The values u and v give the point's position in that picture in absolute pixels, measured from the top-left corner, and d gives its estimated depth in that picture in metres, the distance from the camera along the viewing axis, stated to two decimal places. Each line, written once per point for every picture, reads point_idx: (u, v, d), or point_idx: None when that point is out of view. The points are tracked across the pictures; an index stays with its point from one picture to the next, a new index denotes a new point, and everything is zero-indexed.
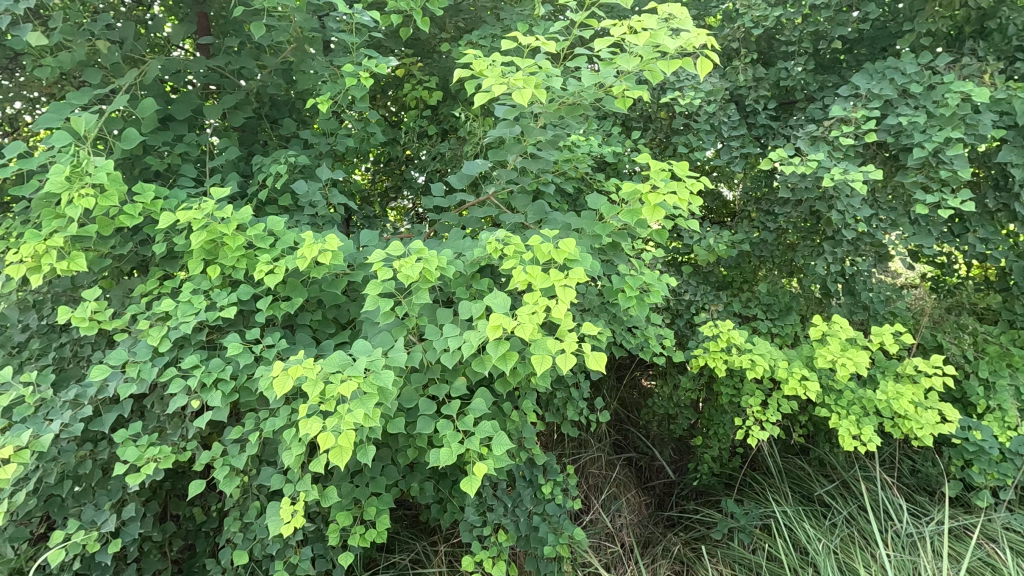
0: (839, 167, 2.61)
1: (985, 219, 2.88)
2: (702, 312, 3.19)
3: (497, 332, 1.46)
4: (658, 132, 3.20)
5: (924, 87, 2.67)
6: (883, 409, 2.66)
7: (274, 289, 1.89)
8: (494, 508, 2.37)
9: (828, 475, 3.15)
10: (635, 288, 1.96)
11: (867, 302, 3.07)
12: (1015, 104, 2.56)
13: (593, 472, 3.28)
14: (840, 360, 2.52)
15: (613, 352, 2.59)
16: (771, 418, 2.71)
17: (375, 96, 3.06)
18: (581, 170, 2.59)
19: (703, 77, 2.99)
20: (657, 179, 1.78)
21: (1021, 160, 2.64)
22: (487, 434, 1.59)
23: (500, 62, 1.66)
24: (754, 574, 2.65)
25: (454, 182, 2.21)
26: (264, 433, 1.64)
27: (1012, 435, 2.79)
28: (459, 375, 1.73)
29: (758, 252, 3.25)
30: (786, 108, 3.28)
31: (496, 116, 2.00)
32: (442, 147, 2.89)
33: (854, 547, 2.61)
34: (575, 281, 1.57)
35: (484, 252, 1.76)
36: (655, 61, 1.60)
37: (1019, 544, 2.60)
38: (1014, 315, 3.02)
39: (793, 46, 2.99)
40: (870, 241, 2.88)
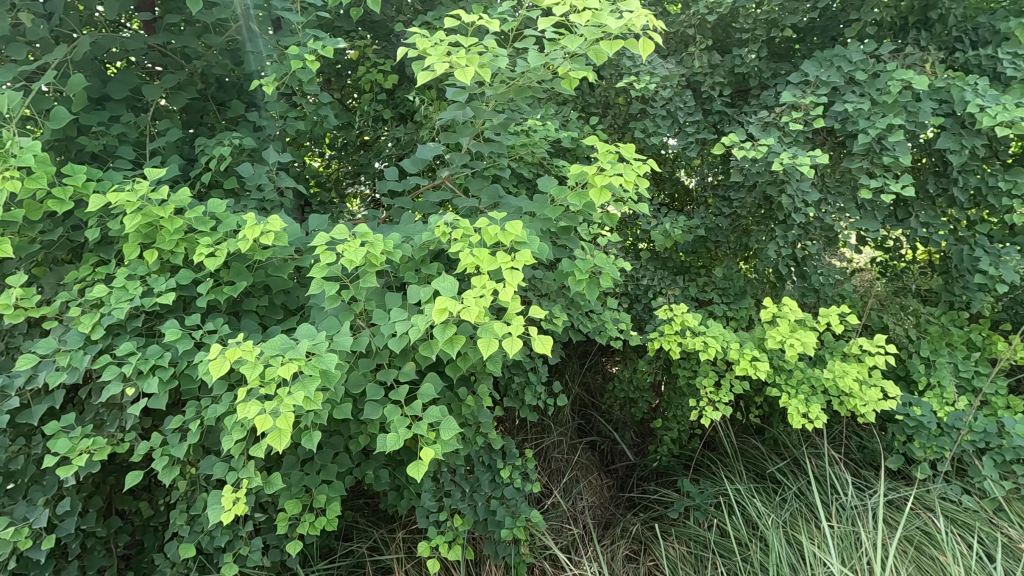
0: (788, 152, 2.67)
1: (925, 204, 3.01)
2: (659, 296, 3.25)
3: (442, 315, 1.45)
4: (616, 118, 3.24)
5: (869, 75, 2.76)
6: (829, 387, 2.75)
7: (217, 274, 1.83)
8: (451, 494, 2.39)
9: (781, 453, 3.25)
10: (586, 272, 1.97)
11: (817, 285, 3.17)
12: (953, 93, 2.68)
13: (555, 457, 3.35)
14: (789, 340, 2.59)
15: (570, 337, 2.63)
16: (724, 399, 2.78)
17: (330, 80, 2.98)
18: (538, 155, 2.59)
19: (659, 63, 3.02)
20: (604, 161, 1.78)
21: (958, 147, 2.75)
22: (435, 419, 1.58)
23: (444, 41, 1.61)
24: (706, 551, 2.72)
25: (407, 166, 2.20)
26: (206, 420, 1.60)
27: (948, 410, 2.93)
28: (409, 360, 1.72)
29: (713, 237, 3.30)
30: (741, 95, 3.33)
31: (448, 97, 1.97)
32: (398, 132, 2.82)
33: (801, 521, 2.70)
34: (522, 264, 1.57)
35: (432, 235, 1.75)
36: (597, 43, 1.58)
37: (953, 512, 2.72)
38: (952, 297, 3.15)
39: (747, 33, 3.05)
40: (819, 226, 2.97)
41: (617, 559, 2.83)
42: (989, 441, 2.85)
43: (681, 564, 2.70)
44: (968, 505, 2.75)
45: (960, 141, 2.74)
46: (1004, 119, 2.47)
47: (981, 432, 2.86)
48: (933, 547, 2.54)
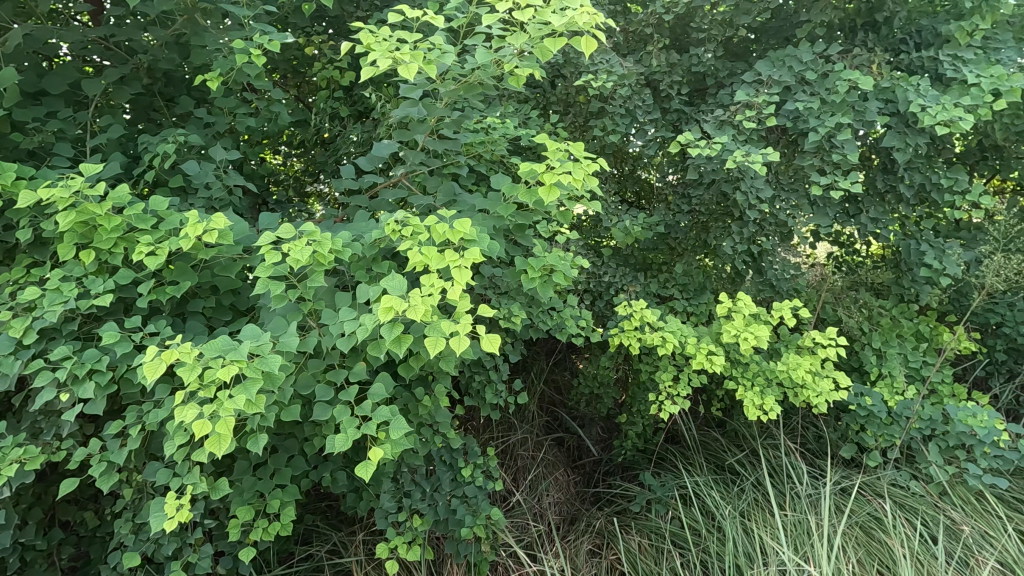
0: (742, 149, 2.72)
1: (874, 200, 3.11)
2: (621, 293, 3.29)
3: (388, 314, 1.44)
4: (577, 116, 3.26)
5: (818, 75, 2.84)
6: (784, 379, 2.82)
7: (160, 275, 1.78)
8: (411, 494, 2.39)
9: (740, 445, 3.32)
10: (539, 270, 2.01)
11: (773, 280, 3.26)
12: (897, 93, 2.77)
13: (520, 454, 3.39)
14: (743, 334, 2.65)
15: (530, 334, 2.64)
16: (682, 393, 2.82)
17: (286, 75, 2.92)
18: (497, 153, 2.58)
19: (618, 61, 3.05)
20: (554, 159, 1.78)
21: (903, 145, 2.84)
22: (385, 418, 1.57)
23: (389, 37, 1.60)
24: (666, 542, 2.77)
25: (363, 163, 2.19)
26: (147, 425, 1.56)
27: (898, 399, 3.03)
28: (360, 360, 1.70)
29: (673, 234, 3.35)
30: (699, 94, 3.38)
31: (400, 95, 1.95)
32: (356, 130, 2.76)
33: (756, 510, 2.76)
34: (470, 262, 1.56)
35: (382, 233, 1.73)
36: (542, 40, 1.60)
37: (901, 497, 2.79)
38: (902, 290, 3.28)
39: (703, 33, 3.10)
40: (774, 222, 3.04)
41: (579, 554, 2.85)
42: (934, 427, 2.97)
43: (641, 555, 2.73)
44: (915, 490, 2.83)
45: (905, 139, 2.83)
46: (944, 118, 2.57)
47: (928, 419, 2.97)
48: (882, 531, 2.60)
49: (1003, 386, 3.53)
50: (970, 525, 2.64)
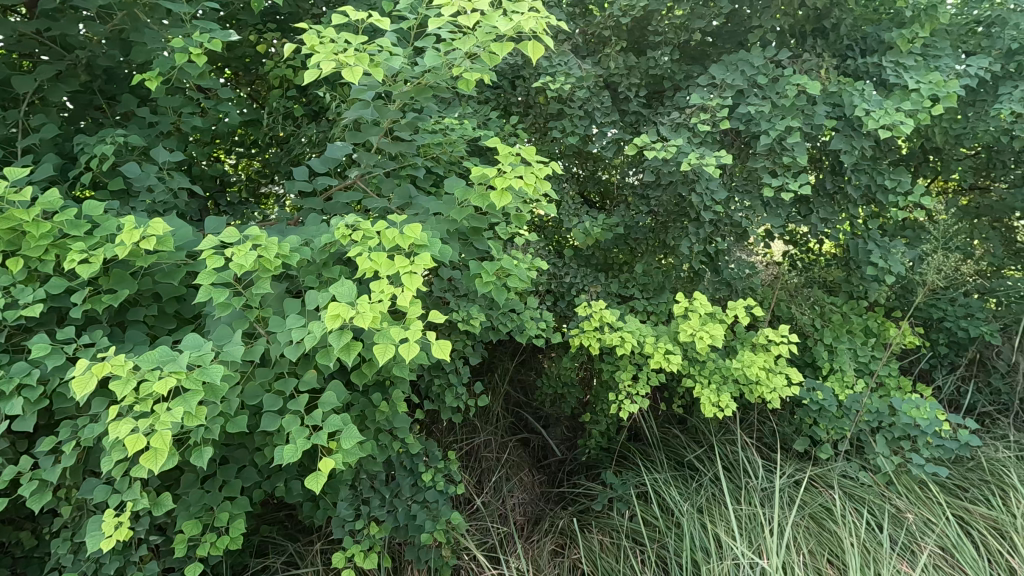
0: (696, 152, 2.77)
1: (825, 201, 3.21)
2: (582, 294, 3.31)
3: (335, 322, 1.41)
4: (537, 117, 3.29)
5: (769, 79, 2.91)
6: (739, 376, 2.89)
7: (96, 283, 1.70)
8: (370, 501, 2.36)
9: (699, 441, 3.38)
10: (493, 274, 2.00)
11: (729, 279, 3.33)
12: (844, 97, 2.86)
13: (485, 456, 3.41)
14: (699, 333, 2.70)
15: (490, 336, 2.63)
16: (641, 391, 2.86)
17: (237, 73, 2.84)
18: (454, 155, 2.56)
19: (576, 63, 3.07)
20: (505, 163, 1.78)
21: (849, 148, 2.94)
22: (336, 427, 1.55)
23: (334, 38, 1.57)
24: (627, 540, 2.80)
25: (316, 166, 2.14)
26: (81, 441, 1.49)
27: (848, 393, 3.13)
28: (310, 368, 1.66)
29: (632, 234, 3.40)
30: (656, 97, 3.43)
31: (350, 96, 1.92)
32: (309, 130, 2.70)
33: (713, 505, 2.81)
34: (421, 267, 1.55)
35: (332, 237, 1.69)
36: (490, 44, 1.61)
37: (850, 487, 2.87)
38: (851, 287, 3.40)
39: (660, 36, 3.14)
40: (729, 223, 3.11)
41: (542, 554, 2.87)
42: (882, 420, 3.07)
43: (602, 554, 2.76)
44: (864, 481, 2.92)
45: (851, 142, 2.93)
46: (886, 122, 2.66)
47: (875, 412, 3.08)
48: (832, 521, 2.68)
49: (946, 378, 3.64)
50: (913, 512, 2.71)
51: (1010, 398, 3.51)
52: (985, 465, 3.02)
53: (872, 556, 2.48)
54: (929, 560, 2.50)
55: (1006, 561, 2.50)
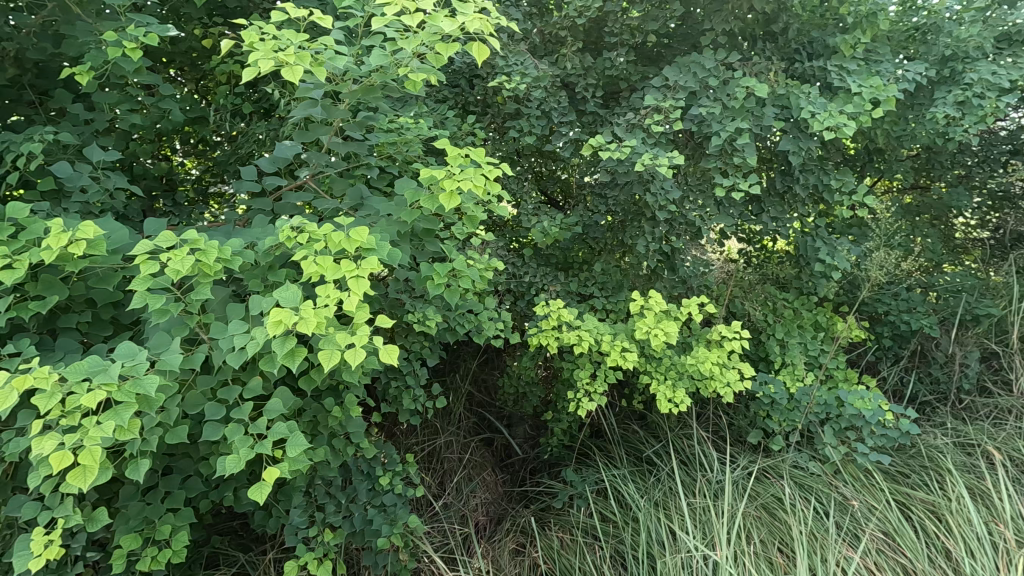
0: (650, 152, 2.81)
1: (775, 201, 3.30)
2: (542, 293, 3.32)
3: (278, 328, 1.37)
4: (494, 117, 3.30)
5: (720, 81, 2.97)
6: (693, 372, 2.95)
7: (23, 289, 1.61)
8: (325, 507, 2.33)
9: (658, 436, 3.44)
10: (444, 275, 2.02)
11: (685, 277, 3.39)
12: (791, 99, 2.94)
13: (447, 457, 3.41)
14: (653, 330, 2.75)
15: (447, 337, 2.61)
16: (599, 389, 2.89)
17: (182, 68, 2.74)
18: (409, 154, 2.53)
19: (532, 63, 3.06)
20: (454, 165, 1.82)
21: (796, 148, 3.02)
22: (282, 435, 1.51)
23: (274, 35, 1.55)
24: (585, 537, 2.84)
25: (264, 165, 2.09)
26: (6, 456, 1.42)
27: (798, 385, 3.24)
28: (255, 375, 1.62)
29: (591, 234, 3.43)
30: (613, 97, 3.46)
31: (296, 94, 1.87)
32: (259, 128, 2.62)
33: (669, 500, 2.87)
34: (368, 271, 1.52)
35: (277, 240, 1.65)
36: (435, 43, 1.60)
37: (800, 477, 2.96)
38: (801, 284, 3.51)
39: (615, 38, 3.17)
40: (683, 222, 3.16)
41: (502, 554, 2.89)
42: (829, 412, 3.19)
43: (562, 552, 2.79)
44: (813, 471, 3.01)
45: (798, 143, 3.01)
46: (830, 124, 2.75)
47: (823, 404, 3.19)
48: (782, 511, 2.76)
49: (891, 369, 3.74)
50: (858, 500, 2.79)
51: (948, 386, 3.59)
52: (925, 452, 3.10)
53: (819, 543, 2.56)
54: (872, 545, 2.57)
55: (943, 544, 2.56)
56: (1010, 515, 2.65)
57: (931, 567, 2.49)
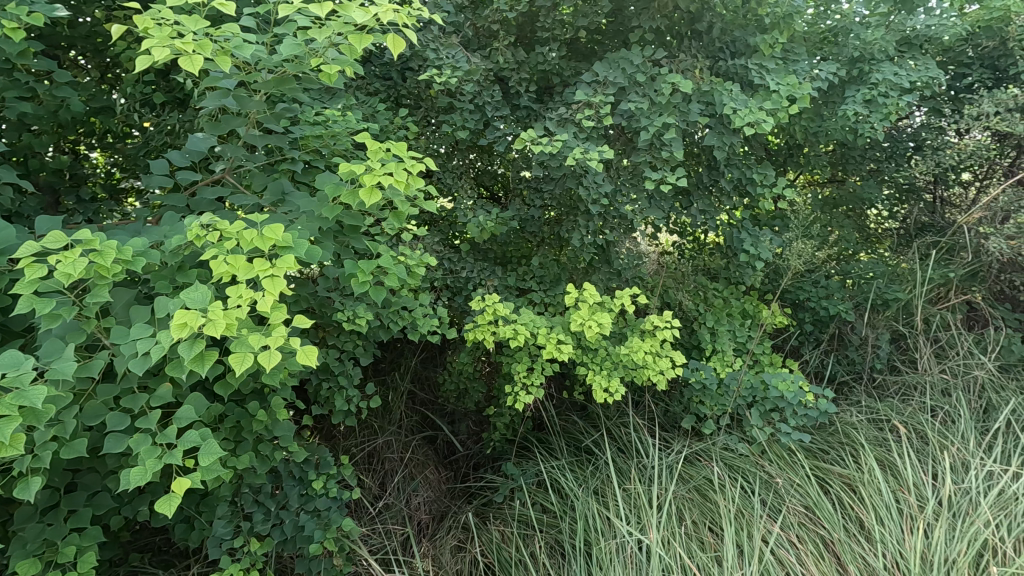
0: (580, 147, 2.85)
1: (702, 194, 3.41)
2: (479, 287, 3.32)
3: (183, 331, 1.29)
4: (427, 111, 3.26)
5: (647, 77, 3.04)
6: (627, 362, 3.02)
7: None
8: (253, 515, 2.25)
9: (596, 426, 3.51)
10: (369, 273, 1.99)
11: (620, 269, 3.46)
12: (715, 95, 3.03)
13: (387, 457, 3.38)
14: (587, 322, 2.79)
15: (379, 335, 2.56)
16: (535, 382, 2.92)
17: (85, 53, 2.54)
18: (337, 148, 2.38)
19: (463, 57, 3.03)
20: (375, 160, 1.80)
21: (721, 143, 3.13)
22: (193, 444, 1.42)
23: (172, 21, 1.48)
24: (526, 529, 2.87)
25: (174, 159, 1.96)
26: None
27: (727, 371, 3.37)
28: (164, 381, 1.53)
29: (527, 228, 3.44)
30: (547, 92, 3.48)
31: (204, 84, 1.79)
32: (170, 119, 2.47)
33: (607, 488, 2.93)
34: (284, 270, 1.46)
35: (184, 238, 1.56)
36: (348, 33, 1.61)
37: (729, 458, 3.09)
38: (729, 274, 3.65)
39: (547, 33, 3.18)
40: (616, 215, 3.22)
41: (443, 552, 2.89)
42: (755, 395, 3.33)
43: (502, 545, 2.81)
44: (741, 451, 3.14)
45: (722, 138, 3.12)
46: (750, 120, 2.87)
47: (750, 388, 3.33)
48: (713, 491, 2.87)
49: (812, 353, 3.98)
50: (782, 477, 2.94)
51: (862, 367, 3.83)
52: (842, 429, 3.30)
53: (745, 520, 2.68)
54: (794, 518, 2.71)
55: (856, 514, 2.73)
56: (913, 482, 2.86)
57: (846, 535, 2.65)
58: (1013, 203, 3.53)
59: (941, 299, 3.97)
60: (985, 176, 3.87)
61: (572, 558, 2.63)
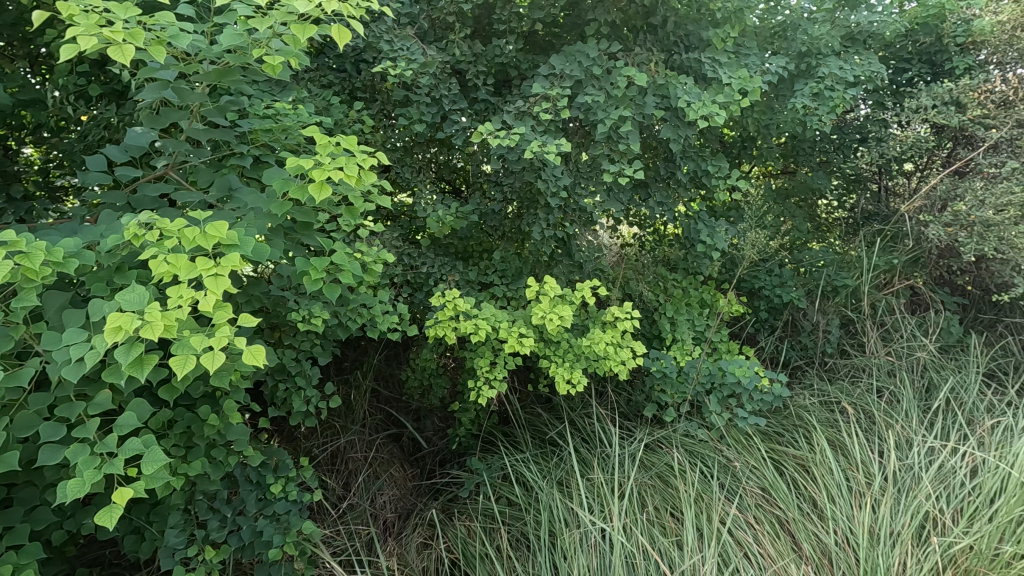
0: (538, 140, 2.85)
1: (660, 186, 3.45)
2: (440, 283, 3.29)
3: (118, 334, 1.23)
4: (383, 105, 3.20)
5: (603, 70, 3.06)
6: (589, 353, 3.05)
7: None
8: (208, 521, 2.19)
9: (560, 417, 3.54)
10: (322, 271, 1.95)
11: (581, 262, 3.48)
12: (670, 88, 3.07)
13: (351, 457, 3.35)
14: (548, 315, 2.80)
15: (337, 334, 2.51)
16: (498, 376, 2.92)
17: (11, 43, 2.39)
18: (287, 143, 2.34)
19: (418, 49, 2.99)
20: (325, 154, 1.76)
21: (676, 136, 3.17)
22: (136, 452, 1.36)
23: (99, 9, 1.40)
24: (491, 523, 2.88)
25: (112, 155, 1.87)
26: None
27: (686, 359, 3.44)
28: (103, 389, 1.46)
29: (488, 222, 3.42)
30: (505, 86, 3.47)
31: (139, 76, 1.70)
32: (107, 112, 2.34)
33: (571, 479, 2.96)
34: (228, 269, 1.40)
35: (121, 238, 1.49)
36: (292, 23, 1.56)
37: (689, 444, 3.16)
38: (687, 264, 3.72)
39: (504, 25, 3.17)
40: (576, 208, 3.23)
41: (409, 551, 2.88)
42: (714, 381, 3.40)
43: (467, 540, 2.82)
44: (701, 437, 3.21)
45: (677, 131, 3.16)
46: (703, 113, 2.92)
47: (708, 375, 3.41)
48: (674, 477, 2.93)
49: (768, 339, 4.09)
50: (740, 460, 3.02)
51: (814, 351, 3.97)
52: (795, 412, 3.41)
53: (704, 504, 2.75)
54: (751, 501, 2.79)
55: (809, 493, 2.84)
56: (861, 460, 2.98)
57: (800, 514, 2.75)
58: (950, 192, 3.70)
59: (886, 285, 4.10)
60: (926, 166, 4.00)
61: (537, 549, 2.65)
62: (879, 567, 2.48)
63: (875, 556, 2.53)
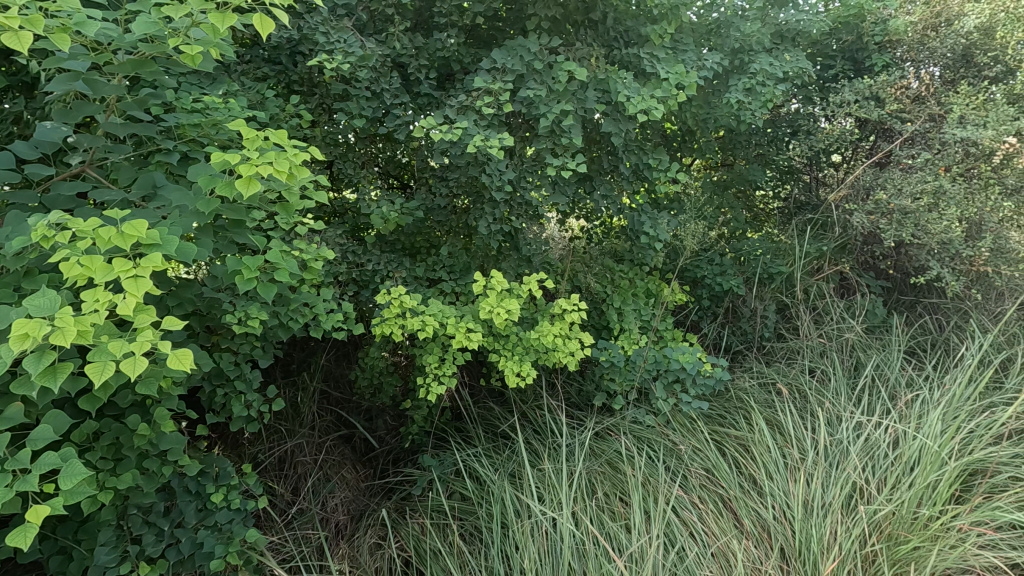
0: (480, 134, 2.84)
1: (603, 179, 3.51)
2: (386, 280, 3.24)
3: (24, 342, 1.16)
4: (322, 98, 3.10)
5: (544, 65, 3.08)
6: (538, 346, 3.08)
7: None
8: (143, 535, 2.10)
9: (512, 411, 3.57)
10: (256, 270, 1.88)
11: (529, 255, 3.50)
12: (610, 83, 3.12)
13: (299, 460, 3.29)
14: (495, 309, 2.80)
15: (277, 335, 2.43)
16: (446, 371, 2.91)
17: None
18: (218, 138, 2.24)
19: (356, 41, 2.91)
20: (253, 149, 1.69)
21: (617, 130, 3.22)
22: (51, 467, 1.28)
23: None
24: (443, 519, 2.88)
25: (19, 151, 1.74)
26: None
27: (633, 348, 3.52)
28: (14, 402, 1.37)
29: (434, 217, 3.39)
30: (448, 80, 3.44)
31: (44, 65, 1.60)
32: (17, 105, 2.18)
33: (522, 470, 2.99)
34: (149, 270, 1.34)
35: (29, 240, 1.40)
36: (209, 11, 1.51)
37: (637, 431, 3.25)
38: (632, 256, 3.80)
39: (445, 18, 3.13)
40: (521, 201, 3.24)
41: (360, 552, 2.84)
42: (659, 367, 3.50)
43: (420, 537, 2.81)
44: (648, 423, 3.31)
45: (617, 124, 3.22)
46: (642, 107, 2.98)
47: (654, 362, 3.50)
48: (622, 464, 3.02)
49: (710, 326, 4.25)
50: (684, 444, 3.13)
51: (753, 336, 4.15)
52: (736, 394, 3.56)
53: (650, 487, 2.84)
54: (695, 481, 2.90)
55: (748, 471, 2.98)
56: (796, 437, 3.15)
57: (740, 492, 2.87)
58: (873, 182, 3.92)
59: (817, 271, 4.33)
60: (851, 159, 4.22)
61: (490, 542, 2.68)
62: (811, 538, 2.62)
63: (809, 526, 2.66)
